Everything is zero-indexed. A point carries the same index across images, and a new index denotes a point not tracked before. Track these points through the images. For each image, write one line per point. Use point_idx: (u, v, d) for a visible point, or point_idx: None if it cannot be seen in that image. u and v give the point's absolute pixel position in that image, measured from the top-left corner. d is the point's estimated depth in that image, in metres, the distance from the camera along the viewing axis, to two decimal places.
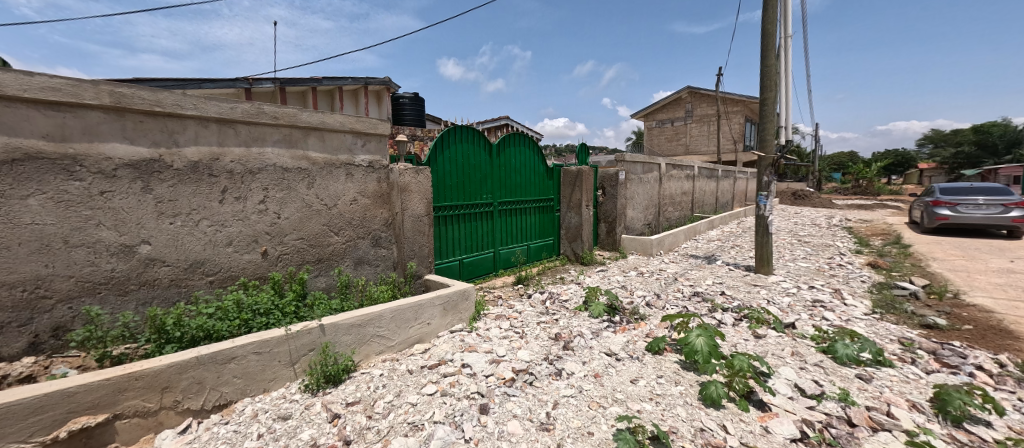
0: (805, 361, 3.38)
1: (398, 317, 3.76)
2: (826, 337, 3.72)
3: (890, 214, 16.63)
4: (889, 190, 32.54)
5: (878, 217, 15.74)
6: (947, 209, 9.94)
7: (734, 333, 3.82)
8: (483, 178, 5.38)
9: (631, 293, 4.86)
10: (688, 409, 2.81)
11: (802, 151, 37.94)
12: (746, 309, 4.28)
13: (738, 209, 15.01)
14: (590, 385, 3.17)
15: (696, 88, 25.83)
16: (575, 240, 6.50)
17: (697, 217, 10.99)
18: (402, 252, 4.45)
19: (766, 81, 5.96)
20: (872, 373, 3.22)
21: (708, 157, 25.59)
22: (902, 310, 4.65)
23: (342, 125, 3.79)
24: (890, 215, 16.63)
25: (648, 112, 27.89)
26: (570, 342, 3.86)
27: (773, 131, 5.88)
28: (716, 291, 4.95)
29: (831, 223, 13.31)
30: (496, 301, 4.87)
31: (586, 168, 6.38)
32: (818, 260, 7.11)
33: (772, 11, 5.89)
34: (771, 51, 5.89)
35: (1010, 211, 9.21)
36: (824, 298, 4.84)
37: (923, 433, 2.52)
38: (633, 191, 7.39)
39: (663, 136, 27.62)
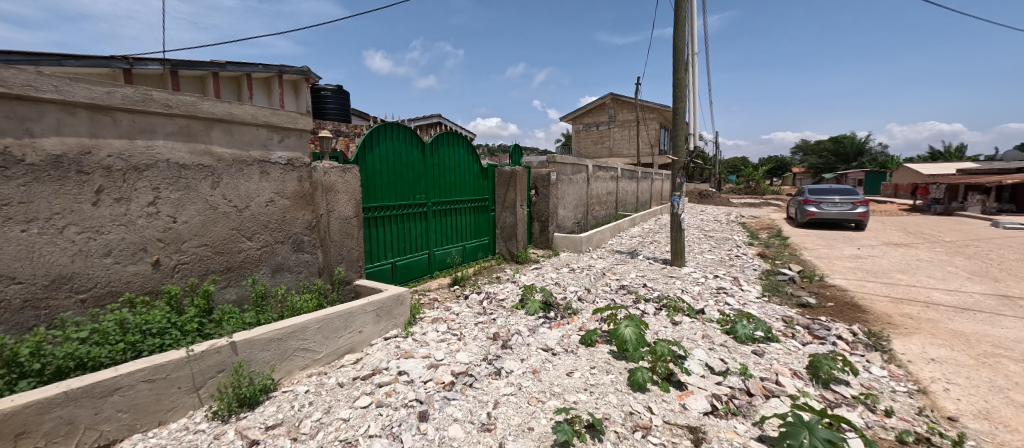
0: (713, 342, 3.81)
1: (325, 328, 3.48)
2: (729, 320, 4.22)
3: (774, 211, 19.41)
4: (771, 190, 37.99)
5: (765, 213, 18.33)
6: (814, 206, 11.85)
7: (655, 321, 4.17)
8: (416, 178, 5.21)
9: (564, 289, 5.07)
10: (618, 395, 3.01)
11: (705, 156, 42.65)
12: (664, 299, 4.71)
13: (656, 208, 16.43)
14: (528, 381, 3.25)
15: (618, 94, 27.63)
16: (510, 239, 6.60)
17: (621, 215, 11.83)
18: (328, 257, 4.13)
19: (677, 92, 6.59)
20: (765, 348, 3.75)
21: (628, 159, 27.58)
22: (784, 293, 5.50)
23: (254, 118, 3.39)
24: (774, 211, 19.40)
25: (575, 116, 29.22)
26: (508, 340, 3.92)
27: (683, 137, 6.51)
28: (639, 283, 5.38)
29: (731, 219, 15.20)
30: (432, 304, 4.77)
31: (519, 168, 6.49)
32: (721, 252, 8.08)
33: (681, 29, 6.51)
34: (681, 66, 6.51)
35: (857, 208, 11.30)
36: (726, 285, 5.51)
37: (802, 396, 2.98)
38: (563, 191, 7.70)
39: (589, 139, 29.10)
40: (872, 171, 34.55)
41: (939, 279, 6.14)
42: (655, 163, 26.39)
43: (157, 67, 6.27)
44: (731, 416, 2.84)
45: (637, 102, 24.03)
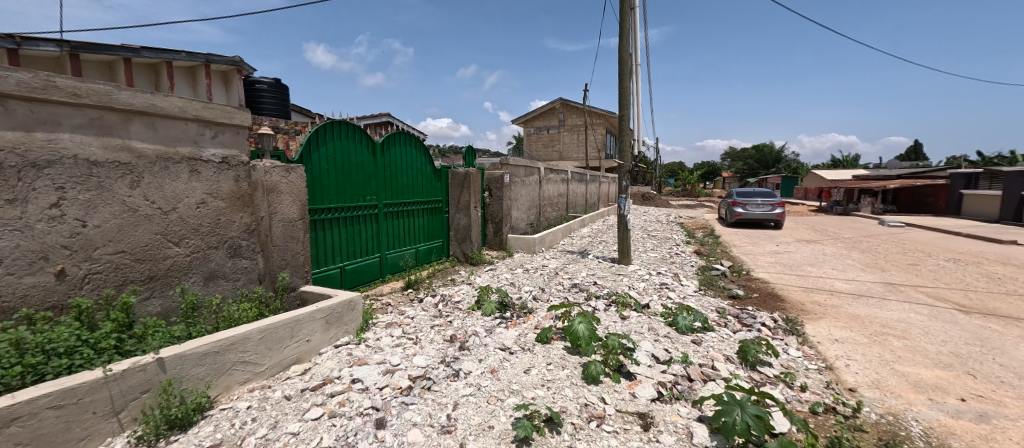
0: (658, 334, 4.07)
1: (268, 338, 3.25)
2: (671, 313, 4.56)
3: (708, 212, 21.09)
4: (704, 193, 41.15)
5: (700, 214, 19.84)
6: (740, 207, 13.04)
7: (606, 317, 4.39)
8: (367, 179, 5.03)
9: (519, 289, 5.17)
10: (574, 389, 3.12)
11: (647, 160, 45.24)
12: (613, 295, 4.98)
13: (605, 209, 17.18)
14: (487, 381, 3.28)
15: (566, 100, 28.49)
16: (464, 241, 6.58)
17: (572, 216, 12.24)
18: (269, 263, 3.85)
19: (622, 100, 6.96)
20: (702, 337, 4.10)
21: (577, 163, 28.50)
22: (718, 286, 6.04)
23: (182, 112, 3.10)
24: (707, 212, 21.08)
25: (526, 119, 29.67)
26: (466, 342, 3.92)
27: (628, 142, 6.90)
28: (590, 281, 5.63)
29: (670, 219, 16.32)
30: (385, 308, 4.63)
31: (473, 170, 6.50)
32: (662, 250, 8.66)
33: (626, 40, 6.89)
34: (626, 75, 6.89)
35: (776, 209, 12.64)
36: (668, 281, 5.94)
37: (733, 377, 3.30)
38: (516, 192, 7.81)
39: (540, 142, 29.63)
40: (787, 176, 38.63)
41: (842, 271, 7.05)
42: (603, 167, 27.53)
43: (53, 49, 5.46)
44: (675, 400, 3.05)
45: (586, 107, 24.91)
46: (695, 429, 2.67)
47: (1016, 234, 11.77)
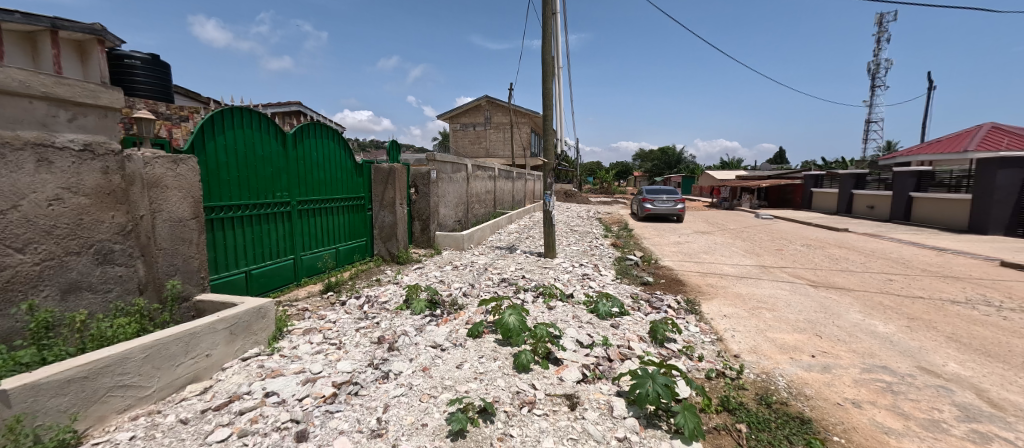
0: (581, 320, 4.33)
1: (155, 356, 2.63)
2: (592, 300, 4.92)
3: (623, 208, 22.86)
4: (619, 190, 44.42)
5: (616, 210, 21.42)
6: (649, 203, 14.39)
7: (534, 308, 4.58)
8: (276, 173, 4.61)
9: (449, 286, 5.14)
10: (506, 378, 2.95)
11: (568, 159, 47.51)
12: (541, 287, 5.25)
13: (531, 206, 17.72)
14: (419, 379, 2.99)
15: (492, 97, 28.76)
16: (389, 240, 6.32)
17: (499, 213, 12.46)
18: (153, 268, 3.18)
19: (546, 100, 7.26)
20: (619, 320, 4.49)
21: (502, 160, 28.90)
22: (632, 274, 6.67)
23: (25, 87, 2.45)
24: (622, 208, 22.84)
25: (451, 115, 29.32)
26: (395, 342, 3.61)
27: (552, 142, 7.24)
28: (518, 275, 5.84)
29: (590, 214, 17.43)
30: (302, 314, 4.21)
31: (398, 165, 6.30)
32: (584, 243, 9.26)
33: (548, 44, 7.19)
34: (549, 78, 7.22)
35: (678, 204, 14.17)
36: (590, 271, 6.41)
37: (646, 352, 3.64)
38: (443, 189, 7.75)
39: (466, 139, 29.46)
40: (687, 176, 43.27)
41: (730, 257, 8.16)
42: (528, 164, 28.29)
43: None
44: (598, 380, 3.02)
45: (511, 106, 25.35)
46: (615, 403, 2.62)
47: (851, 223, 14.61)
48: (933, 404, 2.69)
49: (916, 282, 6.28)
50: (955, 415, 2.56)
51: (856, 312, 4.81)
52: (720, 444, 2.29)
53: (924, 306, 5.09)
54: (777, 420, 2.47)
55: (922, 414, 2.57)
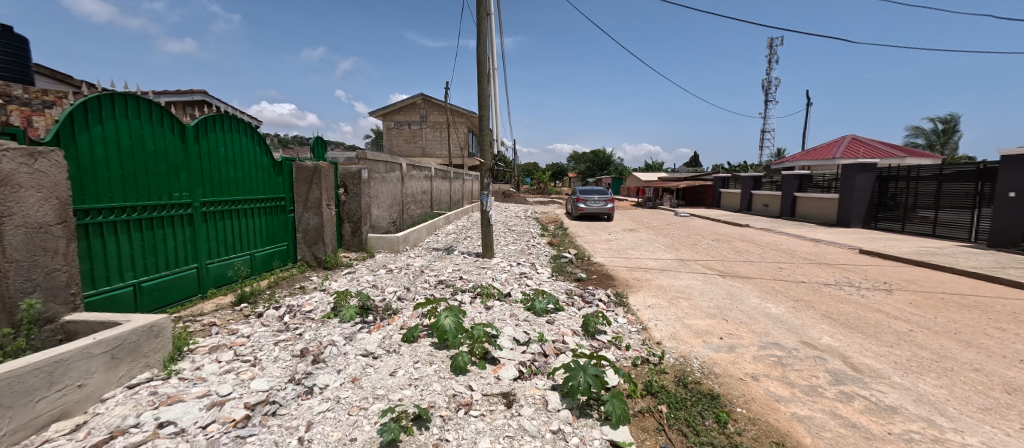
0: (518, 318, 4.37)
1: (6, 392, 1.99)
2: (529, 298, 5.01)
3: (559, 207, 23.60)
4: (554, 191, 45.82)
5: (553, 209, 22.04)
6: (582, 203, 15.02)
7: (471, 308, 4.55)
8: (175, 170, 4.05)
9: (383, 290, 4.88)
10: (442, 382, 2.78)
11: (506, 160, 47.95)
12: (478, 287, 5.23)
13: (468, 206, 17.62)
14: (348, 391, 2.65)
15: (428, 96, 28.20)
16: (315, 244, 5.90)
17: (436, 213, 12.22)
18: (1, 285, 2.49)
19: (481, 100, 7.27)
20: (554, 317, 4.61)
21: (439, 160, 28.39)
22: (566, 271, 6.92)
23: None
24: (558, 207, 23.58)
25: (384, 112, 28.22)
26: (320, 354, 3.13)
27: (488, 142, 7.27)
28: (455, 277, 5.78)
29: (527, 214, 17.79)
30: (208, 330, 3.51)
31: (324, 164, 5.91)
32: (521, 242, 9.42)
33: (483, 44, 7.20)
34: (485, 78, 7.24)
35: (608, 204, 14.97)
36: (527, 270, 6.53)
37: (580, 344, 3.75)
38: (376, 189, 7.42)
39: (401, 137, 28.51)
40: (616, 178, 45.87)
41: (654, 252, 8.79)
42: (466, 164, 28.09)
43: None
44: (534, 375, 3.04)
45: (448, 105, 25.07)
46: (550, 397, 2.66)
47: (753, 220, 16.48)
48: (812, 371, 3.12)
49: (801, 269, 7.27)
50: (827, 379, 2.99)
51: (755, 297, 5.44)
52: (645, 426, 2.42)
53: (807, 289, 5.90)
54: (693, 398, 2.68)
55: (804, 381, 2.96)
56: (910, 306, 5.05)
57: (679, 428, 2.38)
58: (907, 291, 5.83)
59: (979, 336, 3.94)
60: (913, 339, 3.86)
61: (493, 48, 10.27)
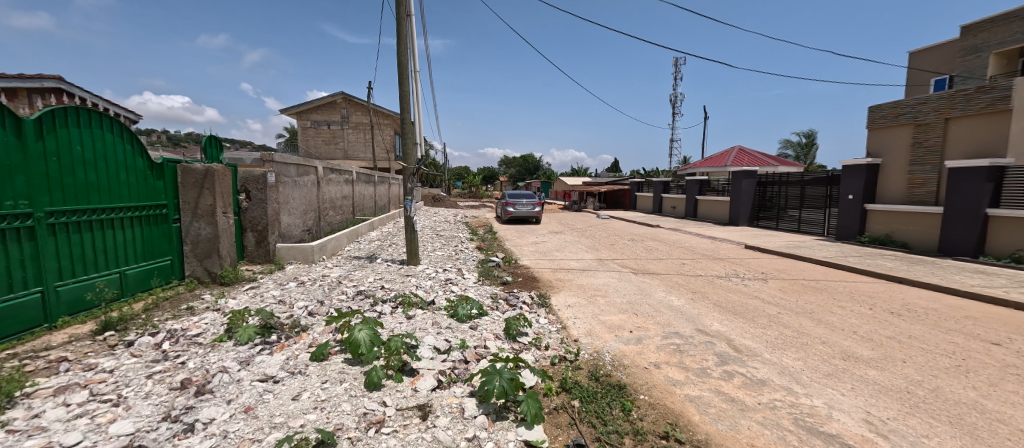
0: (441, 326, 4.27)
1: None
2: (453, 305, 4.93)
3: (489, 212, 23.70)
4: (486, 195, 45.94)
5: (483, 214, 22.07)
6: (511, 207, 15.24)
7: (392, 319, 4.35)
8: (7, 173, 3.33)
9: (292, 306, 4.48)
10: (351, 402, 2.62)
11: (436, 164, 47.03)
12: (400, 297, 5.04)
13: (395, 211, 16.96)
14: (239, 424, 2.38)
15: (350, 95, 26.73)
16: (207, 257, 5.25)
17: (359, 219, 11.58)
18: None
19: (403, 101, 7.06)
20: (478, 322, 4.59)
21: (363, 163, 26.93)
22: (493, 275, 6.96)
23: None
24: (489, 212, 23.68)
25: (301, 110, 26.19)
26: (206, 384, 2.77)
27: (411, 145, 7.07)
28: (376, 286, 5.51)
29: (457, 219, 17.63)
30: (56, 368, 2.92)
31: (218, 166, 5.28)
32: (449, 248, 9.29)
33: (404, 45, 7.02)
34: (406, 79, 7.05)
35: (536, 207, 15.37)
36: (453, 276, 6.45)
37: (501, 347, 3.76)
38: (285, 195, 6.82)
39: (319, 138, 26.63)
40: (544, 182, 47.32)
41: (576, 253, 9.22)
42: (392, 168, 27.04)
43: None
44: (453, 384, 2.99)
45: (372, 106, 24.00)
46: (466, 404, 2.64)
47: (665, 221, 18.05)
48: (703, 356, 3.48)
49: (700, 264, 8.12)
50: (714, 361, 3.35)
51: (661, 291, 5.96)
52: (559, 422, 2.49)
53: (705, 282, 6.59)
54: (602, 391, 2.83)
55: (696, 364, 3.29)
56: (780, 292, 5.89)
57: (588, 421, 2.48)
58: (780, 279, 6.79)
59: (826, 314, 4.71)
60: (781, 320, 4.49)
61: (413, 49, 10.03)
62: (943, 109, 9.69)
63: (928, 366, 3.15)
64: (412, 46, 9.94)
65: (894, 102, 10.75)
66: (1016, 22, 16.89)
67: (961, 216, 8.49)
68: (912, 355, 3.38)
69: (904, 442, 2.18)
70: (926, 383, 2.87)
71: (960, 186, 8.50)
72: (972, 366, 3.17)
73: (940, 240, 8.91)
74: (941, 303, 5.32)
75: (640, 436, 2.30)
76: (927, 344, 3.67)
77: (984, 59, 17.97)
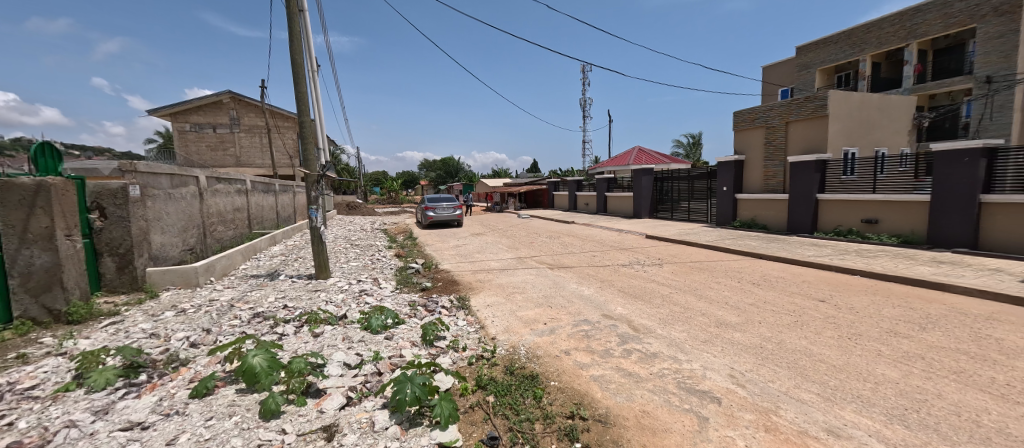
0: (352, 341, 4.05)
1: None
2: (366, 317, 4.68)
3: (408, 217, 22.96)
4: (405, 200, 44.37)
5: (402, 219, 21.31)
6: (431, 211, 14.90)
7: (295, 340, 4.01)
8: None
9: (168, 339, 3.90)
10: (242, 436, 2.37)
11: (349, 168, 44.17)
12: (305, 316, 4.65)
13: (302, 222, 15.62)
14: None
15: (238, 95, 23.88)
16: (46, 292, 4.29)
17: (257, 233, 10.44)
18: None
19: (300, 104, 6.54)
20: (394, 331, 4.42)
21: (261, 170, 24.25)
22: (412, 282, 6.80)
23: None
24: (407, 217, 22.93)
25: (176, 111, 22.75)
26: (45, 445, 2.29)
27: (311, 151, 6.57)
28: (277, 306, 5.02)
29: (374, 227, 16.80)
30: None
31: (50, 180, 4.40)
32: (365, 258, 8.83)
33: (297, 44, 6.50)
34: (302, 80, 6.54)
35: (457, 210, 15.24)
36: (367, 287, 6.15)
37: (417, 354, 3.67)
38: (156, 210, 5.89)
39: (203, 144, 23.40)
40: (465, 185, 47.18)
41: (496, 254, 9.36)
42: (296, 174, 24.76)
43: None
44: (364, 399, 2.86)
45: (267, 108, 21.73)
46: (378, 417, 2.56)
47: (579, 217, 19.19)
48: (607, 338, 3.81)
49: (608, 255, 8.79)
50: (616, 342, 3.68)
51: (574, 283, 6.35)
52: (473, 419, 2.54)
53: (612, 270, 7.17)
54: (516, 383, 2.94)
55: (601, 346, 3.59)
56: (672, 274, 6.66)
57: (502, 414, 2.57)
58: (673, 263, 7.65)
59: (707, 290, 5.44)
60: (671, 299, 5.09)
61: (310, 47, 9.34)
62: (784, 115, 11.85)
63: (776, 324, 3.83)
64: (308, 44, 9.24)
65: (750, 109, 12.80)
66: (832, 45, 21.12)
67: (801, 200, 10.36)
68: (766, 316, 4.08)
69: (757, 389, 2.62)
70: (774, 338, 3.49)
71: (799, 176, 10.39)
72: (806, 320, 3.92)
73: (788, 220, 10.78)
74: (789, 272, 6.47)
75: (549, 420, 2.44)
76: (778, 306, 4.45)
77: (812, 74, 22.15)
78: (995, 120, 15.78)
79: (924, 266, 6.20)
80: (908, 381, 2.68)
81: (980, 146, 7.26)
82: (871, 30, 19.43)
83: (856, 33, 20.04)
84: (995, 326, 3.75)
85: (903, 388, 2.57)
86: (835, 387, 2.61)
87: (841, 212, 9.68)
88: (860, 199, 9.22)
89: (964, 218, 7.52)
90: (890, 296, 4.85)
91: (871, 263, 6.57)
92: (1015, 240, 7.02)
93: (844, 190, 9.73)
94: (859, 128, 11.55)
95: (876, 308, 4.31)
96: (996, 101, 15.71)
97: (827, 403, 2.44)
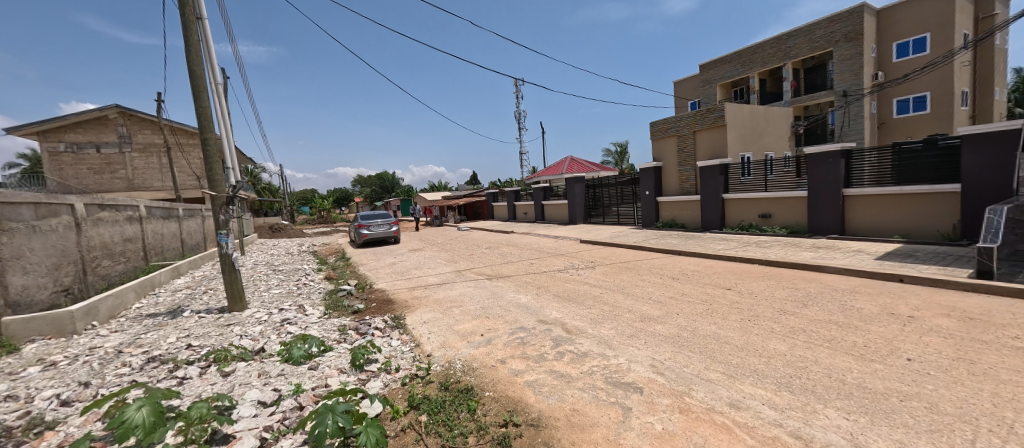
0: (270, 376, 3.69)
1: None
2: (286, 348, 4.29)
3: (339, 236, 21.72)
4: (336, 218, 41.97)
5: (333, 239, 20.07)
6: (365, 229, 14.25)
7: (200, 382, 3.56)
8: None
9: (30, 400, 3.25)
10: None
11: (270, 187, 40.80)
12: (212, 354, 4.15)
13: (214, 249, 14.07)
14: None
15: (130, 109, 21.05)
16: None
17: (156, 265, 9.19)
18: None
19: (201, 119, 5.92)
20: (319, 360, 4.09)
21: (163, 192, 21.54)
22: (342, 305, 6.40)
23: None
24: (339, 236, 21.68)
25: (47, 129, 19.45)
26: None
27: (218, 169, 5.95)
28: (178, 347, 4.43)
29: (301, 249, 15.62)
30: None
31: None
32: (288, 283, 8.15)
33: (195, 54, 5.90)
34: (203, 92, 5.95)
35: (392, 226, 14.70)
36: (290, 315, 5.65)
37: (344, 382, 3.42)
38: (14, 247, 4.94)
39: (85, 166, 20.23)
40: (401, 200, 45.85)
41: (434, 268, 9.16)
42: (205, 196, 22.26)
43: None
44: (281, 438, 2.62)
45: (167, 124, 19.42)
46: None
47: (517, 226, 19.50)
48: (542, 342, 3.89)
49: (545, 261, 9.01)
50: (550, 345, 3.76)
51: (511, 292, 6.41)
52: (404, 442, 2.43)
53: (548, 276, 7.36)
54: (450, 399, 2.88)
55: (535, 352, 3.65)
56: (604, 275, 7.00)
57: (435, 432, 2.50)
58: (605, 265, 8.05)
59: (634, 287, 5.79)
60: (601, 299, 5.34)
61: (213, 58, 8.53)
62: (691, 125, 13.18)
63: (692, 313, 4.18)
64: (209, 53, 8.39)
65: (663, 119, 14.02)
66: (726, 64, 23.92)
67: (710, 200, 11.47)
68: (684, 307, 4.44)
69: (673, 375, 2.83)
70: (689, 326, 3.79)
71: (707, 179, 11.53)
72: (715, 308, 4.33)
73: (701, 219, 11.87)
74: (704, 265, 7.12)
75: (482, 431, 2.42)
76: (694, 297, 4.86)
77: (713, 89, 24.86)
78: (853, 127, 18.88)
79: (807, 252, 7.17)
80: (793, 352, 3.06)
81: (840, 149, 8.65)
82: (756, 51, 22.39)
83: (744, 53, 22.94)
84: (858, 298, 4.44)
85: (791, 360, 2.92)
86: (737, 365, 2.91)
87: (742, 209, 10.89)
88: (756, 197, 10.45)
89: (834, 209, 8.82)
90: (782, 280, 5.52)
91: (767, 252, 7.44)
92: (872, 224, 8.40)
93: (743, 189, 10.94)
94: (751, 135, 13.15)
95: (771, 291, 4.89)
96: (852, 110, 18.83)
97: (730, 379, 2.70)
